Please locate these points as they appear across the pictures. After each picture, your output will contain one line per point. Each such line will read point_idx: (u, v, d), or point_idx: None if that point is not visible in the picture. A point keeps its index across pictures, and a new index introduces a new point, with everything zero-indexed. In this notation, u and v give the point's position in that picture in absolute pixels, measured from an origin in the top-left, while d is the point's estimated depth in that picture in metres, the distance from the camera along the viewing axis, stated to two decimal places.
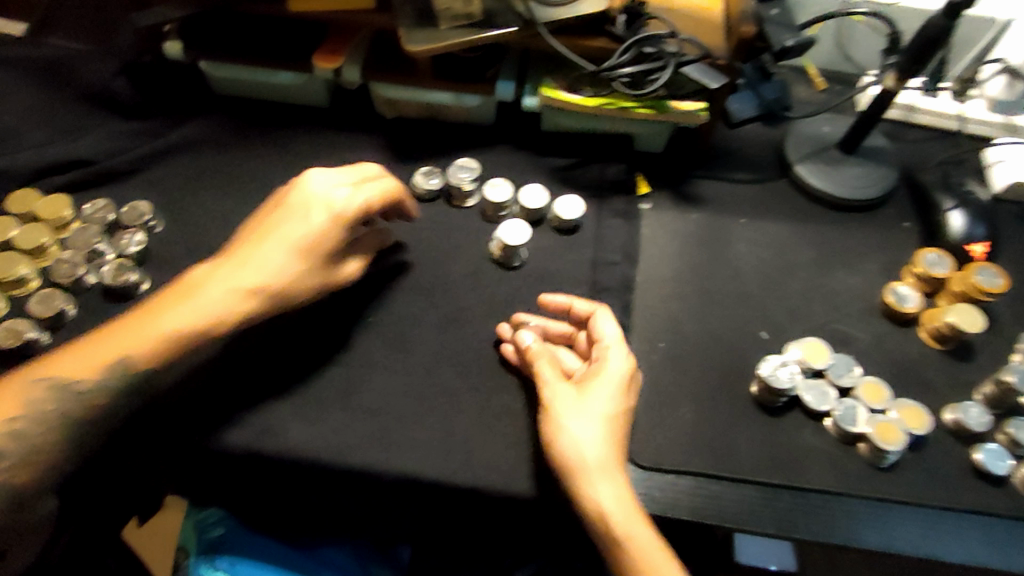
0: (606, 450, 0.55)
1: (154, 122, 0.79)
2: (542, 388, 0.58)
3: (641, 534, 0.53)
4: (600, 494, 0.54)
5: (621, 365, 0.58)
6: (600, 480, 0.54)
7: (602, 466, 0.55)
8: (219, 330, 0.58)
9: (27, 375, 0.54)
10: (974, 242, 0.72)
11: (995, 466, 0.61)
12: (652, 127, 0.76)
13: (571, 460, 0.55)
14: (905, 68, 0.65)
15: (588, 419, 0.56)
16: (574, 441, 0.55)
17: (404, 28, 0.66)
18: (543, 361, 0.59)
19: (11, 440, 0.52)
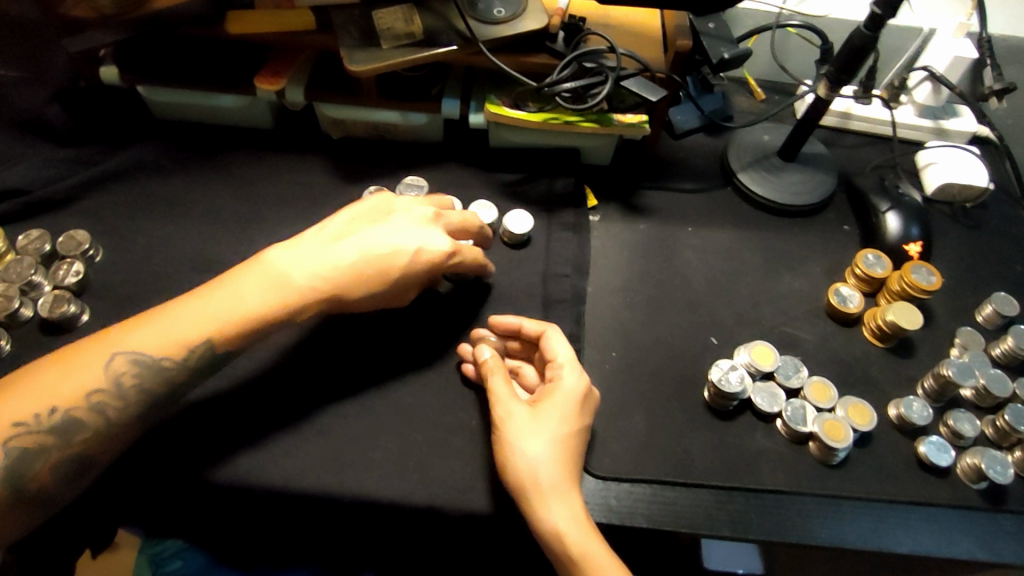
0: (560, 468, 0.55)
1: (91, 150, 0.77)
2: (496, 408, 0.58)
3: (598, 553, 0.53)
4: (554, 513, 0.54)
5: (575, 383, 0.57)
6: (554, 498, 0.54)
7: (556, 484, 0.54)
8: (255, 325, 0.55)
9: (86, 351, 0.52)
10: (909, 241, 0.74)
11: (938, 458, 0.63)
12: (598, 140, 0.77)
13: (525, 480, 0.54)
14: (835, 77, 0.68)
15: (541, 437, 0.55)
16: (526, 461, 0.55)
17: (345, 48, 0.66)
18: (496, 379, 0.59)
19: (50, 420, 0.49)
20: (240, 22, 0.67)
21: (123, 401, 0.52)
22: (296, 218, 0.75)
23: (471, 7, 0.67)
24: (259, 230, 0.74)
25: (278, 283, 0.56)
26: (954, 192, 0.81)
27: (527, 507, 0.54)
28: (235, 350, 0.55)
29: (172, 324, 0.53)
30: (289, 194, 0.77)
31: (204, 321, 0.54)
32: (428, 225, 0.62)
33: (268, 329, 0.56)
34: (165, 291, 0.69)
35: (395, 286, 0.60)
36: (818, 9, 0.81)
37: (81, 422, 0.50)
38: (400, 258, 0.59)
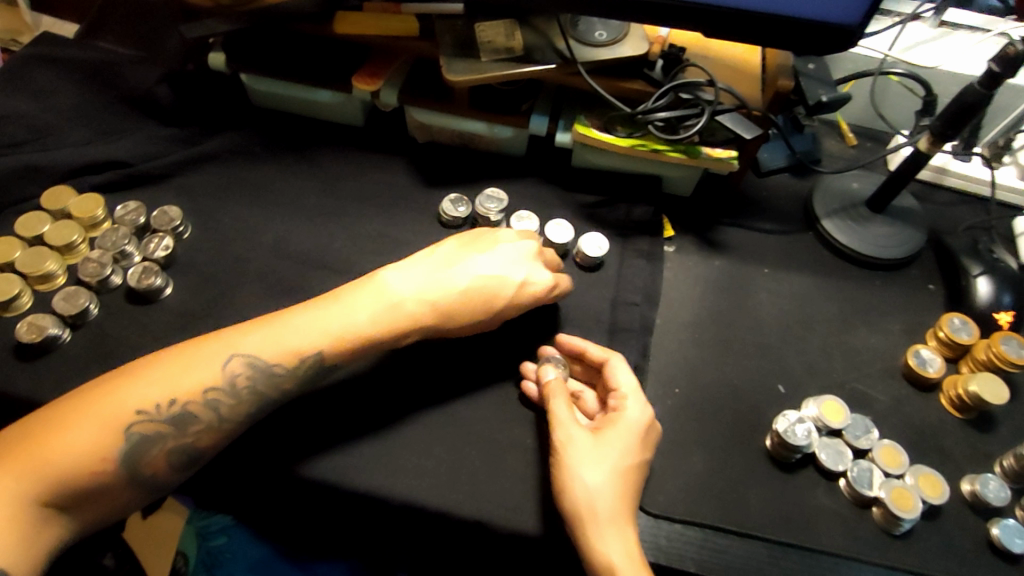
0: (618, 500, 0.55)
1: (191, 130, 0.80)
2: (556, 431, 0.58)
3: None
4: (609, 546, 0.53)
5: (638, 416, 0.58)
6: (609, 530, 0.53)
7: (613, 516, 0.54)
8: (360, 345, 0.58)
9: (208, 346, 0.56)
10: (1000, 310, 0.70)
11: (1011, 543, 0.60)
12: (682, 171, 0.76)
13: (582, 508, 0.54)
14: (939, 131, 0.65)
15: (602, 467, 0.55)
16: (586, 490, 0.54)
17: (444, 57, 0.67)
18: (560, 403, 0.59)
19: (173, 408, 0.53)
20: (347, 24, 0.69)
21: (234, 401, 0.55)
22: (375, 216, 0.77)
23: (572, 28, 0.67)
24: (339, 224, 0.76)
25: (391, 306, 0.59)
26: None
27: (583, 537, 0.53)
28: (337, 363, 0.58)
29: (290, 333, 0.57)
30: (371, 192, 0.78)
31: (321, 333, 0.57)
32: (525, 263, 0.65)
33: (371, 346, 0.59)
34: (245, 275, 0.71)
35: (492, 317, 0.63)
36: (926, 60, 0.79)
37: (194, 415, 0.54)
38: (498, 297, 0.62)
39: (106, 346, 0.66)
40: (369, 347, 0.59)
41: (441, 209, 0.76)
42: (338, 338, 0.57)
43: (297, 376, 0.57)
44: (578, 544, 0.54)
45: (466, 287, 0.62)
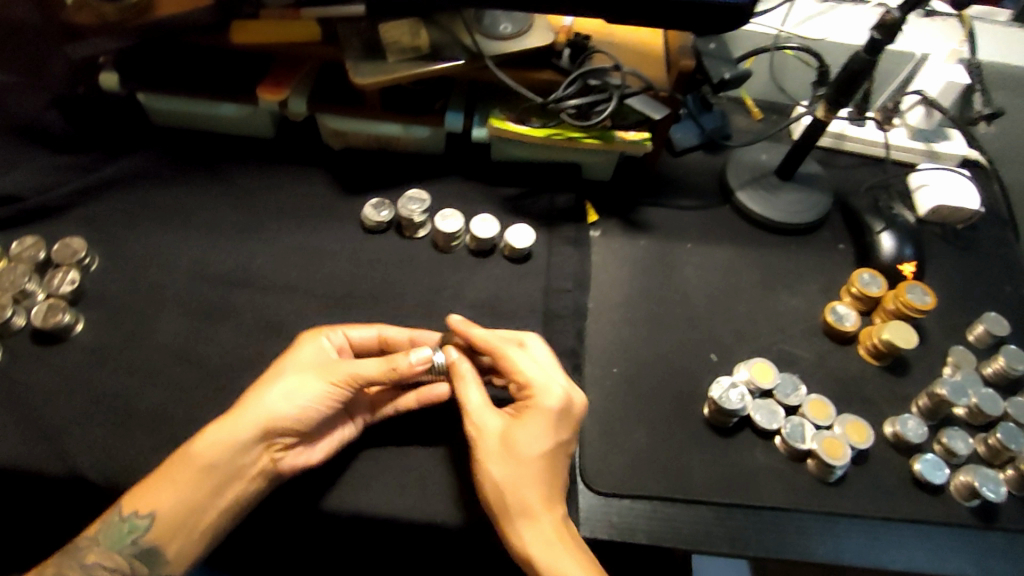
0: (544, 487, 0.56)
1: (88, 157, 0.76)
2: (473, 424, 0.57)
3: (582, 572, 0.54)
4: (541, 534, 0.54)
5: (543, 400, 0.56)
6: (541, 518, 0.55)
7: (542, 503, 0.55)
8: (207, 449, 0.54)
9: None
10: (904, 261, 0.75)
11: (933, 476, 0.64)
12: (599, 156, 0.78)
13: (510, 498, 0.55)
14: (834, 99, 0.69)
15: (525, 455, 0.55)
16: (497, 483, 0.55)
17: (351, 60, 0.66)
18: (472, 395, 0.58)
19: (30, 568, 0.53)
20: (245, 33, 0.67)
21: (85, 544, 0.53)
22: (296, 228, 0.75)
23: (477, 23, 0.67)
24: (259, 240, 0.73)
25: (211, 434, 0.55)
26: (945, 213, 0.82)
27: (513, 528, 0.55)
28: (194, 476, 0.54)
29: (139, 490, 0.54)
30: (290, 204, 0.76)
31: (159, 487, 0.54)
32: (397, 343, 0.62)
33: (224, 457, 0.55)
34: (164, 302, 0.68)
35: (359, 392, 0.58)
36: (815, 33, 0.83)
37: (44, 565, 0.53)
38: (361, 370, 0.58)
39: (16, 393, 0.62)
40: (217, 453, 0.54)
41: (364, 215, 0.75)
42: (170, 488, 0.54)
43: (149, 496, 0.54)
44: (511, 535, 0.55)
45: (294, 396, 0.57)
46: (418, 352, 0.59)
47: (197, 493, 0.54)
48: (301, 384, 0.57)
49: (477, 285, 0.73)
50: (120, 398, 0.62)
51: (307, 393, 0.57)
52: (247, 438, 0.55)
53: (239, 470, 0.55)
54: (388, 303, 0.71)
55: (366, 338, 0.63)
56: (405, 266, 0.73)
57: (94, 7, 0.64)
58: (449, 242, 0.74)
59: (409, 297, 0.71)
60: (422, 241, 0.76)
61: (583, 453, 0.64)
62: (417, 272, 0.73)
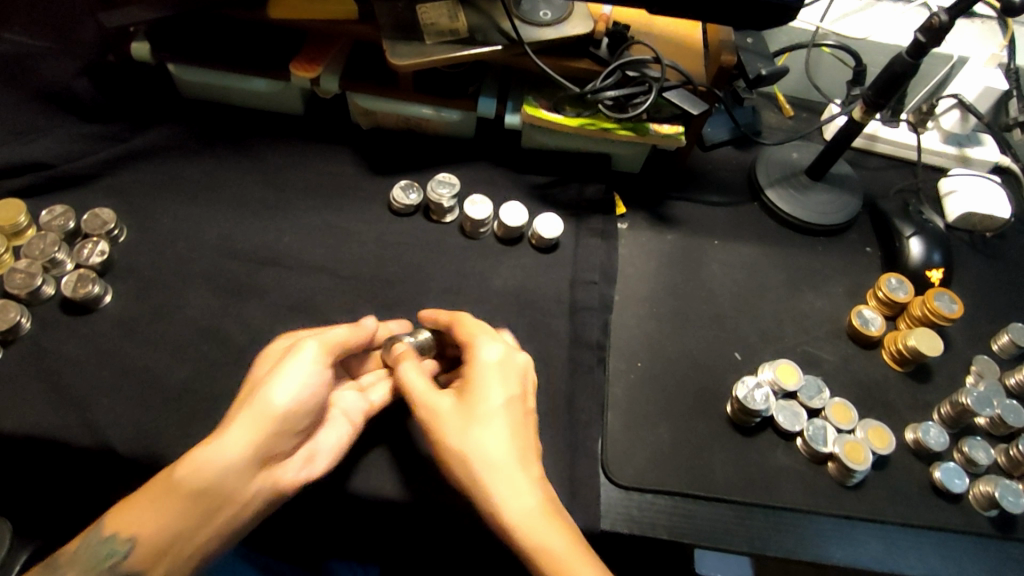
0: (502, 451, 0.51)
1: (116, 127, 0.75)
2: (418, 404, 0.55)
3: (558, 539, 0.47)
4: (505, 499, 0.49)
5: (492, 356, 0.55)
6: (499, 482, 0.49)
7: (501, 469, 0.50)
8: (195, 475, 0.45)
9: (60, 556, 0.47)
10: (932, 268, 0.74)
11: (952, 484, 0.64)
12: (630, 149, 0.77)
13: (464, 468, 0.50)
14: (872, 100, 0.67)
15: (473, 423, 0.52)
16: (470, 447, 0.51)
17: (386, 41, 0.65)
18: (411, 373, 0.56)
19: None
20: (282, 8, 0.66)
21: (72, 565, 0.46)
22: (324, 208, 0.74)
23: (516, 7, 0.66)
24: (286, 219, 0.73)
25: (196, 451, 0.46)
26: (975, 221, 0.81)
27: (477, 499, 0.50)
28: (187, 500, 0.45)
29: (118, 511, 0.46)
30: (318, 183, 0.76)
31: (139, 509, 0.45)
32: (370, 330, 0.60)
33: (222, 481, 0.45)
34: (191, 277, 0.68)
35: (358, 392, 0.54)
36: (855, 32, 0.82)
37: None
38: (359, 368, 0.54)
39: (44, 362, 0.62)
40: (211, 475, 0.45)
41: (392, 197, 0.74)
42: (154, 513, 0.45)
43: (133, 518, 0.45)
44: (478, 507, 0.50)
45: (290, 396, 0.50)
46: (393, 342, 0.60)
47: (188, 517, 0.45)
48: (295, 377, 0.51)
49: (503, 273, 0.73)
50: (148, 371, 0.63)
51: (305, 391, 0.51)
52: (241, 452, 0.46)
53: (235, 493, 0.46)
54: (414, 287, 0.71)
55: (342, 340, 0.60)
56: (431, 250, 0.73)
57: None
58: (476, 228, 0.74)
59: (435, 282, 0.71)
60: (450, 226, 0.75)
61: (604, 446, 0.64)
62: (444, 257, 0.73)
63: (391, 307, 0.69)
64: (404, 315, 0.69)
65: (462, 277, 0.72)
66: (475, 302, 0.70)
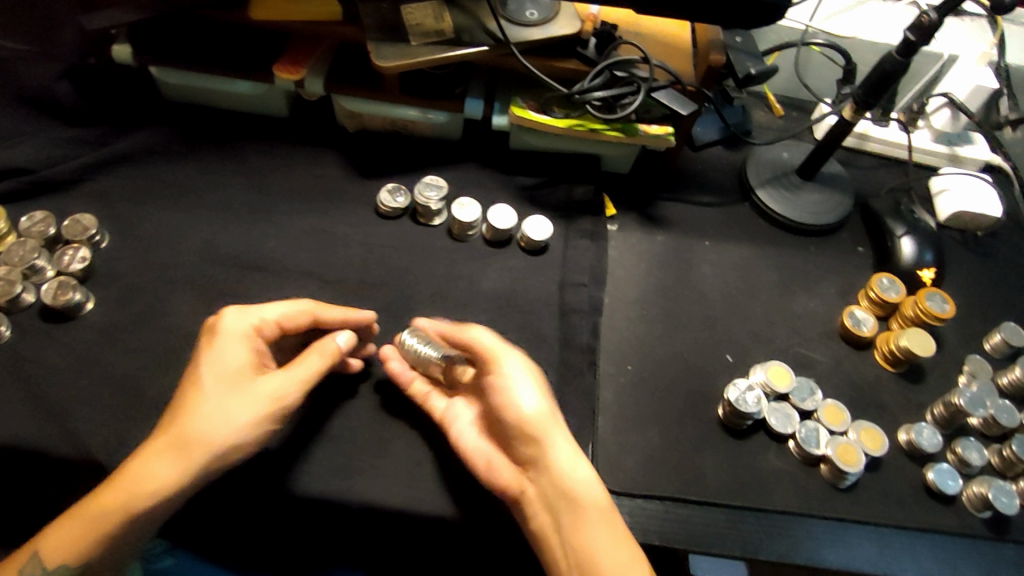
0: (564, 415, 0.55)
1: (98, 131, 0.74)
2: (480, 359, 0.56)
3: (604, 497, 0.52)
4: (571, 451, 0.52)
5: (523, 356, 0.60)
6: (564, 436, 0.53)
7: (565, 426, 0.54)
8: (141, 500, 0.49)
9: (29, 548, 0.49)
10: (924, 267, 0.74)
11: (945, 485, 0.64)
12: (619, 150, 0.76)
13: (534, 414, 0.53)
14: (863, 100, 0.66)
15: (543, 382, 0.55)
16: (531, 404, 0.54)
17: (371, 42, 0.64)
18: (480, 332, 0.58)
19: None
20: (264, 10, 0.65)
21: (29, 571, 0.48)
22: (310, 211, 0.73)
23: (502, 8, 0.66)
24: (271, 223, 0.72)
25: (145, 478, 0.49)
26: (966, 220, 0.81)
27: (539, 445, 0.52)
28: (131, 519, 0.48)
29: (58, 534, 0.48)
30: (304, 187, 0.75)
31: (86, 523, 0.48)
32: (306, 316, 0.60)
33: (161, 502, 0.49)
34: (174, 283, 0.67)
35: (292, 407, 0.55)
36: (844, 31, 0.81)
37: None
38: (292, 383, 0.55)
39: (23, 371, 0.61)
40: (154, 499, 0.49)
41: (379, 200, 0.73)
42: (100, 527, 0.48)
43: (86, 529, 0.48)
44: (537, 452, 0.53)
45: (239, 436, 0.51)
46: (342, 337, 0.59)
47: (133, 536, 0.50)
48: (246, 415, 0.52)
49: (492, 276, 0.72)
50: (129, 379, 0.62)
51: (253, 431, 0.52)
52: (191, 484, 0.50)
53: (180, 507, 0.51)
54: (402, 291, 0.70)
55: (291, 317, 0.59)
56: (418, 254, 0.72)
57: None
58: (465, 231, 0.73)
59: (423, 286, 0.70)
60: (438, 229, 0.75)
61: (595, 451, 0.63)
62: (431, 260, 0.72)
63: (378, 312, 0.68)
64: (392, 319, 0.68)
65: (451, 280, 0.71)
66: (464, 306, 0.70)
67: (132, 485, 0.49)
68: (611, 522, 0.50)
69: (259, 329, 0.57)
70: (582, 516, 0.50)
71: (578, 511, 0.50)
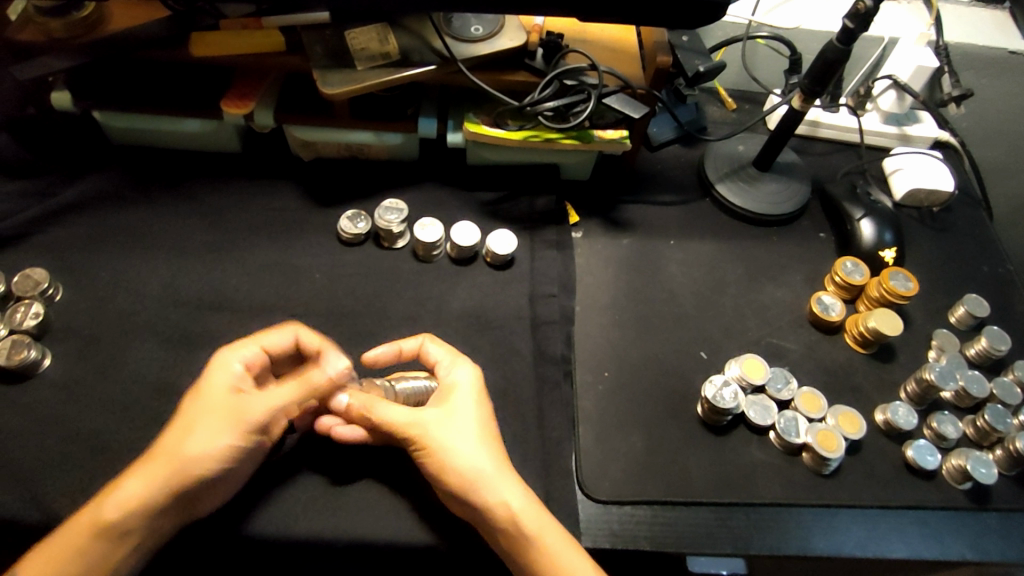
0: (496, 458, 0.56)
1: (43, 181, 0.72)
2: (399, 430, 0.56)
3: (549, 534, 0.54)
4: (503, 498, 0.54)
5: (468, 375, 0.59)
6: (496, 485, 0.54)
7: (497, 474, 0.55)
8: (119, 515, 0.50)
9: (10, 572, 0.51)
10: (884, 248, 0.75)
11: (925, 461, 0.64)
12: (577, 156, 0.77)
13: (459, 475, 0.55)
14: (810, 89, 0.67)
15: (467, 434, 0.56)
16: (460, 457, 0.55)
17: (318, 70, 0.63)
18: (379, 404, 0.57)
19: None
20: (204, 46, 0.64)
21: None
22: (270, 246, 0.72)
23: (447, 25, 0.65)
24: (231, 260, 0.71)
25: (117, 499, 0.50)
26: (920, 197, 0.83)
27: (472, 504, 0.54)
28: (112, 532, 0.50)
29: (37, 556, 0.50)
30: (262, 221, 0.74)
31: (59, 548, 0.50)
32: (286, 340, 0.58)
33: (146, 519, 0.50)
34: (134, 330, 0.66)
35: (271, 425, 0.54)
36: (787, 22, 0.82)
37: None
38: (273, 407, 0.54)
39: None
40: (133, 517, 0.50)
41: (340, 227, 0.73)
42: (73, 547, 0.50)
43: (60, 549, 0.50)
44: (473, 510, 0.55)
45: (204, 457, 0.51)
46: (333, 364, 0.57)
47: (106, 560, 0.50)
48: (211, 436, 0.52)
49: (460, 294, 0.71)
50: (93, 434, 0.60)
51: (218, 452, 0.52)
52: (157, 502, 0.51)
53: (152, 528, 0.52)
54: (372, 318, 0.69)
55: (279, 345, 0.58)
56: (384, 279, 0.71)
57: (40, 24, 0.61)
58: (429, 251, 0.73)
59: (392, 310, 0.70)
60: (402, 251, 0.74)
61: (578, 461, 0.63)
62: (398, 284, 0.71)
63: (348, 342, 0.67)
64: (362, 348, 0.67)
65: (420, 303, 0.70)
66: (435, 327, 0.69)
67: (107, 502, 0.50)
68: (562, 554, 0.53)
69: (249, 362, 0.56)
70: (528, 560, 0.53)
71: (522, 551, 0.53)
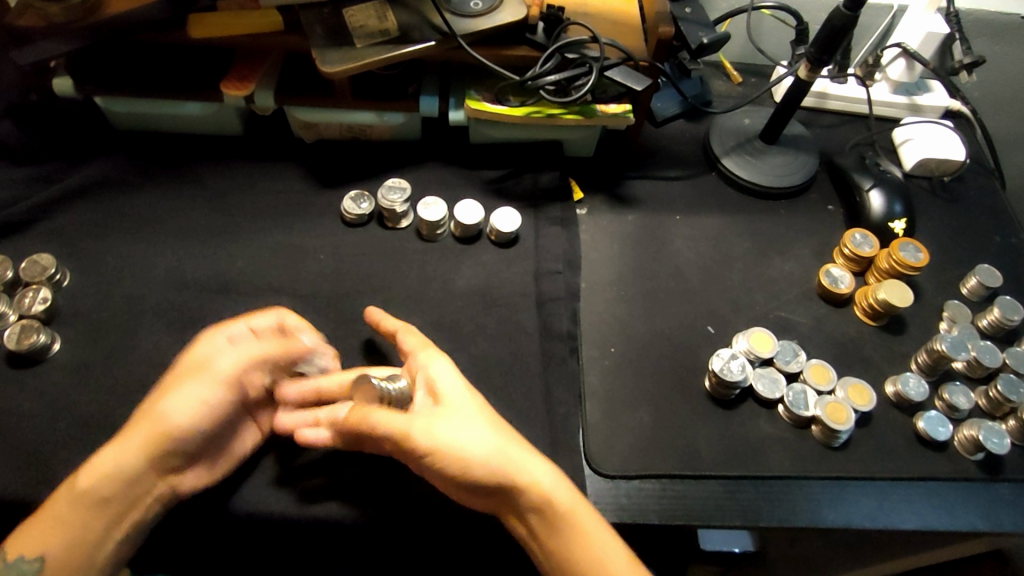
0: (512, 440, 0.54)
1: (49, 167, 0.73)
2: (408, 431, 0.53)
3: (583, 509, 0.53)
4: (534, 476, 0.52)
5: (447, 360, 0.58)
6: (528, 464, 0.53)
7: (517, 452, 0.53)
8: (104, 479, 0.51)
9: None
10: (894, 219, 0.74)
11: (937, 432, 0.64)
12: (580, 132, 0.76)
13: (480, 467, 0.52)
14: (816, 57, 0.65)
15: (471, 420, 0.54)
16: (478, 448, 0.52)
17: (316, 48, 0.62)
18: (382, 399, 0.54)
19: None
20: (202, 26, 0.64)
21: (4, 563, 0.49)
22: (274, 227, 0.72)
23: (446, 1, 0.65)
24: (237, 242, 0.71)
25: (99, 462, 0.52)
26: (931, 167, 0.81)
27: (502, 490, 0.52)
28: (92, 488, 0.51)
29: (25, 535, 0.50)
30: (267, 204, 0.74)
31: (41, 528, 0.50)
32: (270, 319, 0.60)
33: (121, 481, 0.51)
34: (142, 313, 0.66)
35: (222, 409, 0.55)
36: None
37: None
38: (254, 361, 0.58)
39: None
40: (110, 485, 0.51)
41: (344, 208, 0.73)
42: (55, 525, 0.50)
43: (50, 520, 0.50)
44: (504, 497, 0.52)
45: (176, 415, 0.53)
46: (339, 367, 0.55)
47: (92, 530, 0.51)
48: (183, 395, 0.54)
49: (465, 273, 0.71)
50: (104, 416, 0.60)
51: (195, 411, 0.54)
52: (134, 466, 0.52)
53: (135, 498, 0.52)
54: (375, 297, 0.69)
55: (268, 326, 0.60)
56: (387, 258, 0.71)
57: (39, 8, 0.61)
58: (433, 230, 0.72)
59: (397, 290, 0.70)
60: (406, 231, 0.74)
61: (585, 437, 0.63)
62: (403, 264, 0.71)
63: (353, 321, 0.67)
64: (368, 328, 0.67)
65: (425, 281, 0.70)
66: (439, 307, 0.69)
67: (94, 470, 0.51)
68: (601, 532, 0.52)
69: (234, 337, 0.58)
70: (572, 540, 0.51)
71: (561, 530, 0.51)
